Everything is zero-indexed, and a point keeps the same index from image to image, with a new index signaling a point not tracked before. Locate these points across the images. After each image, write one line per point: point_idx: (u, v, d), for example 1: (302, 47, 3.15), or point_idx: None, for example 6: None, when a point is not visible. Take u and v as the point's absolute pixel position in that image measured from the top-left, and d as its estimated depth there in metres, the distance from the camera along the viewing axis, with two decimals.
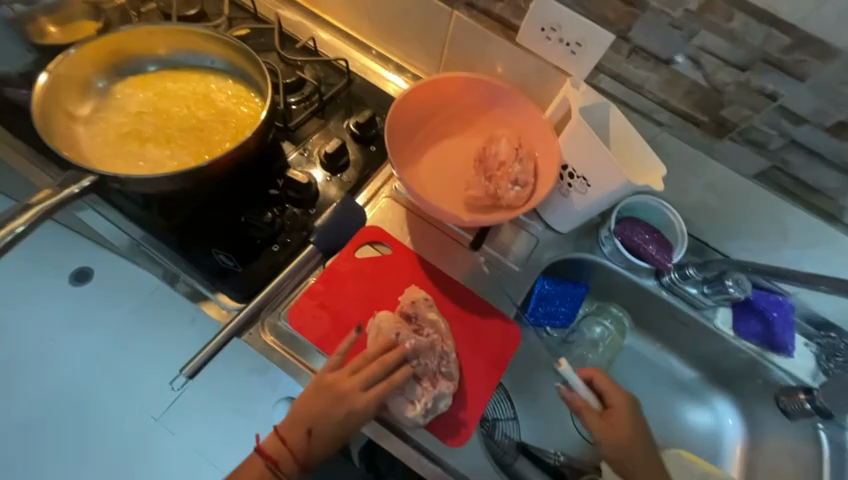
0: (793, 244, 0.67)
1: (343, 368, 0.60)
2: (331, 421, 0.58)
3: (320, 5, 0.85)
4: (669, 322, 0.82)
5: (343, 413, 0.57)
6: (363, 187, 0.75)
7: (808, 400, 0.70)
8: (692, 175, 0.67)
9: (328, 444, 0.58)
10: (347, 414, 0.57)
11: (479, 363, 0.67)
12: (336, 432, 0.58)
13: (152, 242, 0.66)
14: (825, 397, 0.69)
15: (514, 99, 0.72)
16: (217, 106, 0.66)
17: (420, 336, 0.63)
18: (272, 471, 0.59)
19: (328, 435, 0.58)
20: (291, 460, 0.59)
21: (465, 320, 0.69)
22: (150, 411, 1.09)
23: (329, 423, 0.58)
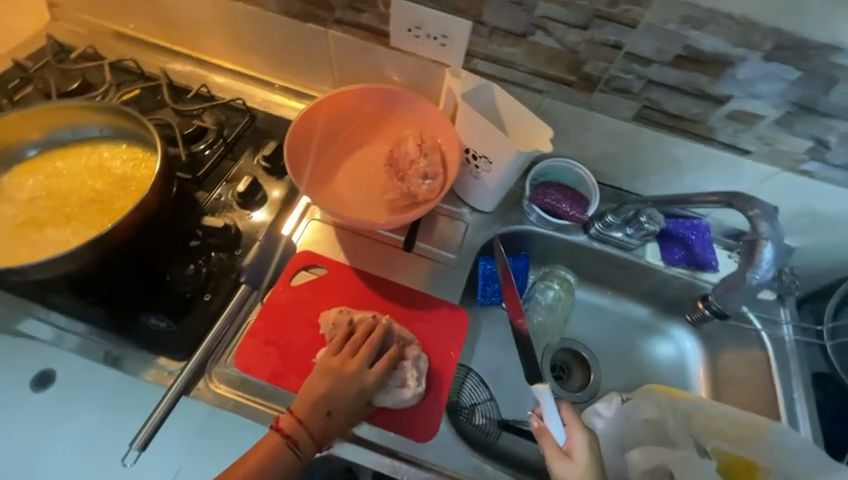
0: (687, 170, 0.72)
1: (339, 351, 0.62)
2: (346, 400, 0.58)
3: (208, 51, 0.87)
4: (610, 268, 0.86)
5: (356, 392, 0.58)
6: (287, 215, 0.76)
7: (705, 308, 0.69)
8: (584, 130, 0.72)
9: (346, 419, 0.58)
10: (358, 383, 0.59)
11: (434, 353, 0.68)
12: (353, 405, 0.58)
13: (78, 323, 0.63)
14: (718, 301, 0.66)
15: (409, 99, 0.76)
16: (114, 173, 0.66)
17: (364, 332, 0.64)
18: (291, 449, 0.56)
19: (346, 411, 0.58)
20: (307, 441, 0.56)
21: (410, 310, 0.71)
22: None
23: (344, 402, 0.58)
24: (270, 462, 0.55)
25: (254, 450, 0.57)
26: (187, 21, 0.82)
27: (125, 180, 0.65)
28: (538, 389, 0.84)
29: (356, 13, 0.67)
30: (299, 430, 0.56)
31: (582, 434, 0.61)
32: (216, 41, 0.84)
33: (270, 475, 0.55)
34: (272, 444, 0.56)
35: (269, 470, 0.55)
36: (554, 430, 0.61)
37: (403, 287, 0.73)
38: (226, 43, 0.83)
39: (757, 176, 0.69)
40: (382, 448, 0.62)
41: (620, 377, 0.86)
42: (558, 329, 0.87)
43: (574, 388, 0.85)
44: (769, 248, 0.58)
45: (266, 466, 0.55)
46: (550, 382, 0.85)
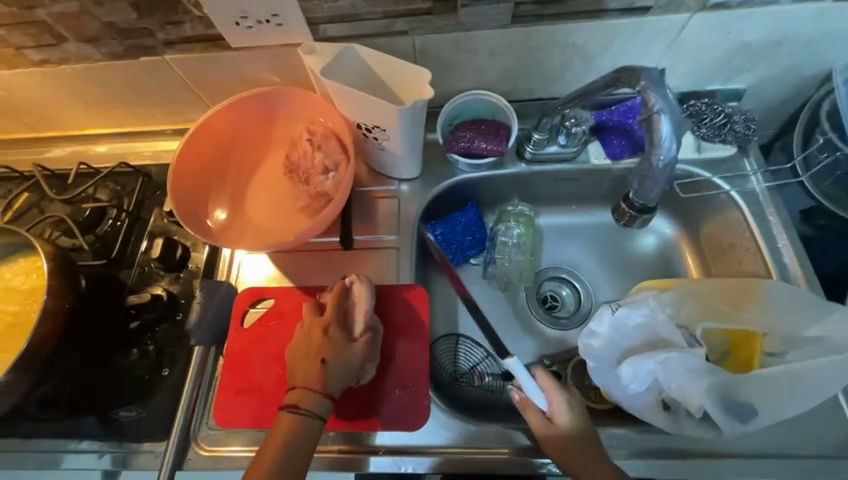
0: (594, 53, 0.65)
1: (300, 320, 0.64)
2: (318, 344, 0.59)
3: (76, 126, 0.81)
4: (561, 185, 0.80)
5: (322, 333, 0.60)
6: (217, 260, 0.73)
7: (629, 208, 0.65)
8: (470, 54, 0.64)
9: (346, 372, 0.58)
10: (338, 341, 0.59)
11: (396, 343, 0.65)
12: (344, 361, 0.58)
13: (51, 444, 0.62)
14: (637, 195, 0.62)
15: (285, 94, 0.70)
16: (22, 289, 0.63)
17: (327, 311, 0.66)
18: (291, 410, 0.55)
19: (327, 350, 0.58)
20: (324, 405, 0.56)
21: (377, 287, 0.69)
22: None
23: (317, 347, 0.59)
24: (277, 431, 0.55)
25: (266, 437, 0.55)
26: (35, 104, 0.76)
27: (35, 293, 0.63)
28: (530, 328, 0.82)
29: (177, 27, 0.60)
30: (302, 395, 0.56)
31: (561, 398, 0.58)
32: (75, 113, 0.78)
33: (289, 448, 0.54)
34: (288, 422, 0.55)
35: (289, 444, 0.54)
36: (534, 398, 0.58)
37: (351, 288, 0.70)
38: (85, 110, 0.78)
39: (669, 31, 0.61)
40: (377, 448, 0.61)
41: (609, 287, 0.83)
42: (531, 266, 0.85)
43: (566, 315, 0.83)
44: (665, 120, 0.56)
45: (288, 444, 0.54)
46: (541, 317, 0.83)
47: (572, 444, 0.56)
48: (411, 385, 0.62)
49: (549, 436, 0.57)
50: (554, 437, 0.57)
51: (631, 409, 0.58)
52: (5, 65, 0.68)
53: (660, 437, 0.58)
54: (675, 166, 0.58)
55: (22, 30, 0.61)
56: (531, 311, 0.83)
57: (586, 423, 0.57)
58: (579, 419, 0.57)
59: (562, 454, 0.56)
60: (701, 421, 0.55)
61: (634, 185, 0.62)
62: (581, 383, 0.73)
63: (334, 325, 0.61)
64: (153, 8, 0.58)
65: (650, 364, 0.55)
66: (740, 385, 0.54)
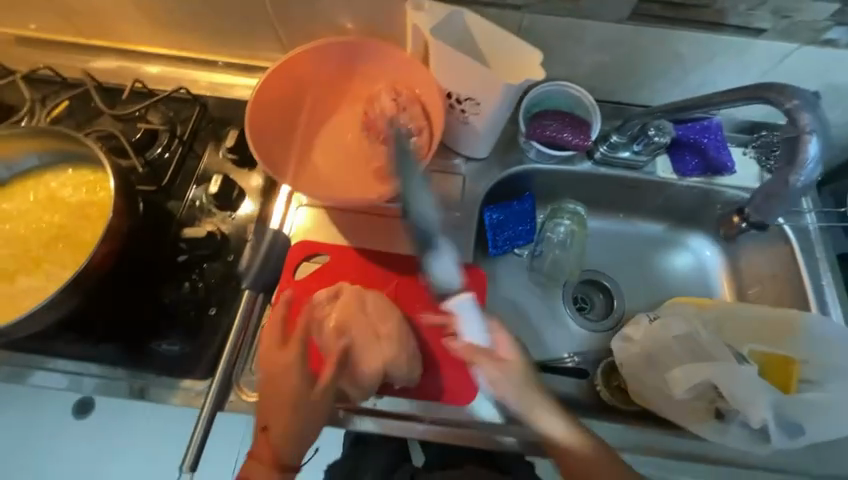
0: (693, 67, 0.65)
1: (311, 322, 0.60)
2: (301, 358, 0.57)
3: (133, 39, 0.76)
4: (620, 191, 0.81)
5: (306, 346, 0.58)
6: (271, 209, 0.69)
7: (742, 222, 0.70)
8: (574, 43, 0.64)
9: (301, 418, 0.56)
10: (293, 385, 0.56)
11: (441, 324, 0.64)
12: (292, 402, 0.56)
13: (86, 367, 0.59)
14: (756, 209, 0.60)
15: (373, 47, 0.67)
16: (70, 202, 0.59)
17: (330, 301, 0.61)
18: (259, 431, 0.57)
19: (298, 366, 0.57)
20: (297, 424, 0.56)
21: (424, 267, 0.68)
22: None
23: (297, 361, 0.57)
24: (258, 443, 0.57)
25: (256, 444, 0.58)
26: (94, 7, 0.70)
27: (85, 208, 0.58)
28: (562, 325, 0.83)
29: None
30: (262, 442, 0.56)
31: (511, 345, 0.60)
32: (137, 25, 0.73)
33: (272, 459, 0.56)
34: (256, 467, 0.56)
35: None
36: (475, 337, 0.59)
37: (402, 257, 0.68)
38: (148, 24, 0.72)
39: (771, 58, 0.62)
40: (417, 420, 0.60)
41: (645, 297, 0.86)
42: (574, 266, 0.85)
43: (598, 318, 0.85)
44: (814, 143, 0.51)
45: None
46: (574, 317, 0.84)
47: (518, 383, 0.57)
48: (453, 365, 0.62)
49: (491, 378, 0.58)
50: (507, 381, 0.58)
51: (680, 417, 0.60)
52: None
53: (693, 444, 0.60)
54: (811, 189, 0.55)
55: None
56: (566, 309, 0.84)
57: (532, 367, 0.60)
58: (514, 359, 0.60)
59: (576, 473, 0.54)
60: (753, 433, 0.58)
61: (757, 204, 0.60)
62: (609, 383, 0.74)
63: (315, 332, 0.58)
64: None
65: (711, 373, 0.58)
66: (787, 405, 0.57)
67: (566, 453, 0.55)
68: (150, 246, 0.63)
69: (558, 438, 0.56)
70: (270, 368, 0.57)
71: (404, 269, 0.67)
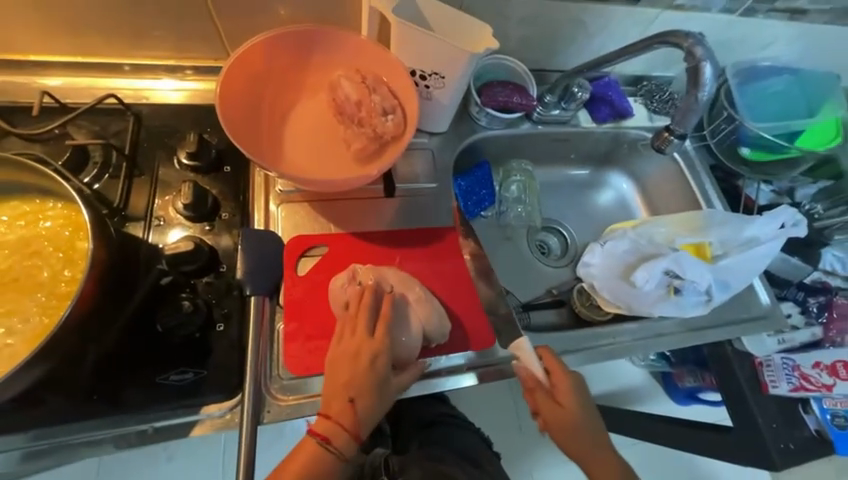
0: (594, 32, 0.81)
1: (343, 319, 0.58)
2: (349, 360, 0.54)
3: (22, 48, 0.64)
4: (554, 145, 0.96)
5: (353, 348, 0.55)
6: (251, 211, 0.67)
7: (671, 135, 0.78)
8: (505, 19, 0.74)
9: (377, 400, 0.54)
10: (375, 366, 0.54)
11: (450, 281, 0.69)
12: (375, 382, 0.54)
13: (78, 424, 0.50)
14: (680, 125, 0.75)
15: (326, 35, 0.68)
16: (4, 241, 0.48)
17: (354, 286, 0.60)
18: (325, 446, 0.52)
19: (351, 370, 0.53)
20: (350, 438, 0.52)
21: (425, 239, 0.72)
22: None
23: (349, 366, 0.54)
24: (311, 467, 0.51)
25: (290, 462, 0.52)
26: None
27: (28, 243, 0.49)
28: (534, 268, 0.96)
29: None
30: (333, 429, 0.52)
31: (573, 397, 0.62)
32: (28, 30, 0.62)
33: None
34: (310, 450, 0.52)
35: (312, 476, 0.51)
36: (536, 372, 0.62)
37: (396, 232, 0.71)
38: (45, 26, 0.62)
39: (644, 20, 0.81)
40: (452, 370, 0.64)
41: (587, 230, 1.03)
42: (533, 215, 0.97)
43: (559, 256, 0.99)
44: (708, 67, 0.66)
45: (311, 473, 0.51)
46: (541, 259, 0.97)
47: (567, 400, 0.62)
48: (470, 315, 0.67)
49: (550, 414, 0.64)
50: (568, 424, 0.62)
51: (647, 308, 0.77)
52: None
53: None
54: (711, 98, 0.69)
55: None
56: (533, 254, 0.97)
57: (583, 389, 0.64)
58: (580, 401, 0.63)
59: (580, 451, 0.64)
60: (699, 298, 0.76)
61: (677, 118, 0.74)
62: (584, 302, 0.88)
63: (362, 327, 0.56)
64: None
65: (664, 263, 0.75)
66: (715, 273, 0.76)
67: (584, 448, 0.64)
68: None
69: (586, 439, 0.63)
70: (351, 353, 0.54)
71: (399, 243, 0.71)
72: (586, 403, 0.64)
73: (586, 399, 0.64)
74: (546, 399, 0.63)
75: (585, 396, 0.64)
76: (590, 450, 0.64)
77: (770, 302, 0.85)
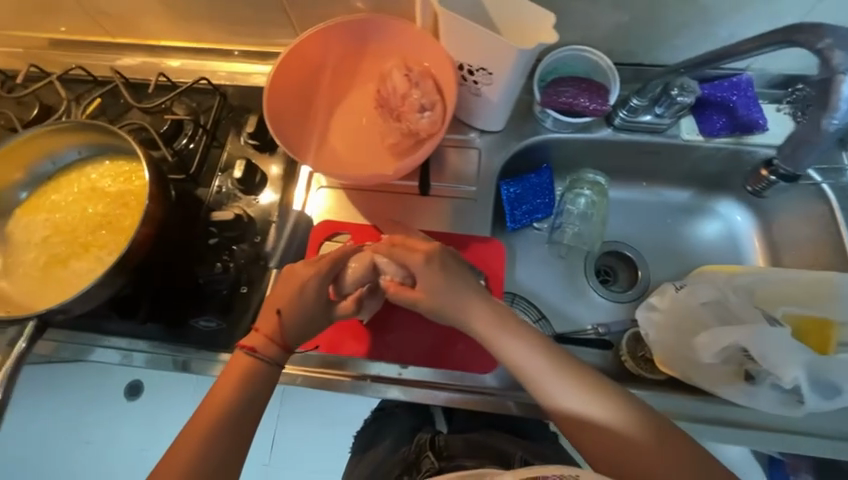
0: (719, 16, 0.62)
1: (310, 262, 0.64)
2: (288, 289, 0.59)
3: (154, 34, 0.80)
4: (642, 158, 0.79)
5: (295, 268, 0.61)
6: (294, 190, 0.72)
7: (770, 174, 0.67)
8: (590, 1, 0.62)
9: (300, 320, 0.58)
10: (306, 292, 0.59)
11: None
12: (302, 302, 0.58)
13: (136, 343, 0.64)
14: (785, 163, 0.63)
15: (384, 22, 0.67)
16: (110, 192, 0.63)
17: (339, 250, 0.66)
18: (250, 354, 0.56)
19: (284, 290, 0.59)
20: (277, 351, 0.58)
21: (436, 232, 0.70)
22: (260, 460, 1.11)
23: (284, 292, 0.59)
24: (243, 379, 0.55)
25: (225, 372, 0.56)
26: (118, 5, 0.74)
27: (124, 196, 0.63)
28: (586, 297, 0.82)
29: None
30: (261, 340, 0.57)
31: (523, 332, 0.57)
32: (157, 19, 0.76)
33: (243, 394, 0.55)
34: (242, 364, 0.56)
35: (242, 383, 0.55)
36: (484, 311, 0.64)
37: (418, 231, 0.69)
38: (167, 17, 0.75)
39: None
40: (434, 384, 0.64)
41: (669, 268, 0.83)
42: (597, 235, 0.83)
43: (622, 289, 0.83)
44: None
45: (243, 383, 0.55)
46: (597, 289, 0.83)
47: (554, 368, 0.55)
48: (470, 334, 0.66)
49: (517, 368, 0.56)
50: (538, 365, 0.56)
51: (707, 382, 0.60)
52: None
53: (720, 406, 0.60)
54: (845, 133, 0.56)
55: None
56: (588, 280, 0.83)
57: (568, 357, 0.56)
58: (436, 287, 0.58)
59: (596, 441, 0.52)
60: (786, 394, 0.57)
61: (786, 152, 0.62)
62: (635, 352, 0.71)
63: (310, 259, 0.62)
64: None
65: (736, 337, 0.57)
66: (823, 363, 0.55)
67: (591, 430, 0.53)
68: (186, 230, 0.67)
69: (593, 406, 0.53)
70: (292, 273, 0.60)
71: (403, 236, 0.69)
72: (457, 297, 0.58)
73: (556, 353, 0.56)
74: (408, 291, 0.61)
75: (460, 277, 0.59)
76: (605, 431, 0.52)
77: None
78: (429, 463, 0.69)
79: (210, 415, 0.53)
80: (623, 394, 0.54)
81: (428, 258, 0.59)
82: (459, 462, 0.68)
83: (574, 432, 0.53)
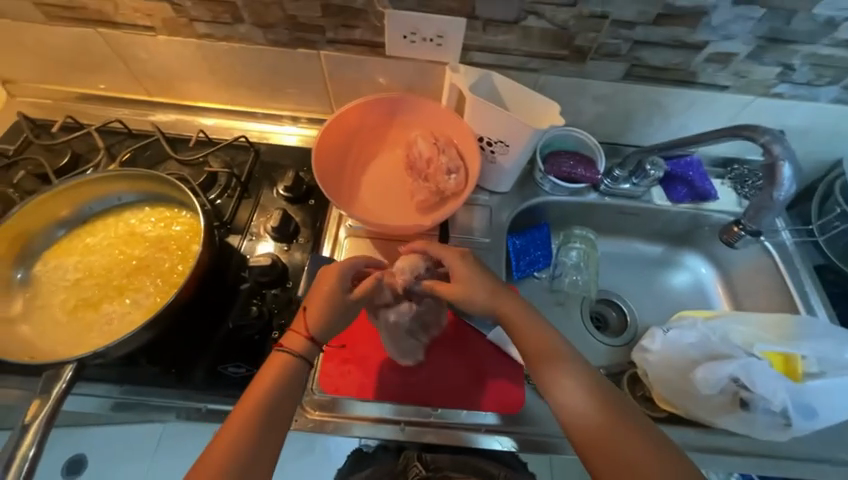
0: (674, 113, 0.81)
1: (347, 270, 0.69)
2: (321, 291, 0.61)
3: (193, 96, 0.87)
4: (622, 217, 0.93)
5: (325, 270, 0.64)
6: (321, 240, 0.77)
7: (741, 230, 0.80)
8: (579, 96, 0.79)
9: (328, 317, 0.59)
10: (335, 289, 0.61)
11: (482, 346, 0.69)
12: (330, 302, 0.60)
13: (155, 391, 0.61)
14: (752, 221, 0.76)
15: (413, 101, 0.79)
16: (148, 237, 0.65)
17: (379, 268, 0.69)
18: (280, 349, 0.57)
19: (315, 292, 0.61)
20: (310, 349, 0.58)
21: None
22: None
23: (318, 294, 0.61)
24: (274, 388, 0.54)
25: (256, 380, 0.55)
26: (167, 71, 0.82)
27: (162, 241, 0.64)
28: (584, 341, 0.89)
29: (349, 30, 0.70)
30: (296, 338, 0.58)
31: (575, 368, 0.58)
32: (201, 85, 0.84)
33: (273, 402, 0.53)
34: (281, 359, 0.57)
35: (275, 392, 0.54)
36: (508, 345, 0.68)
37: None
38: (212, 84, 0.84)
39: (735, 106, 0.78)
40: (464, 427, 0.64)
41: (653, 313, 0.94)
42: (592, 282, 0.93)
43: (615, 334, 0.91)
44: (787, 167, 0.64)
45: (275, 382, 0.55)
46: (593, 333, 0.90)
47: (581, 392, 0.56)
48: (493, 376, 0.67)
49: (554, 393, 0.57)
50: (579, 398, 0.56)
51: (708, 413, 0.67)
52: (165, 31, 0.73)
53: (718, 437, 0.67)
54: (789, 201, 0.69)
55: (207, 5, 0.68)
56: (585, 325, 0.90)
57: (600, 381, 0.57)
58: (473, 275, 0.65)
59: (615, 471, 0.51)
60: (775, 418, 0.64)
61: (750, 214, 0.74)
62: (635, 393, 0.75)
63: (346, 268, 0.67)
64: (336, 12, 0.68)
65: (729, 367, 0.66)
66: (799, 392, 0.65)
67: (612, 458, 0.52)
68: (219, 276, 0.69)
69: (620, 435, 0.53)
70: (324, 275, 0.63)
71: None
72: (494, 291, 0.64)
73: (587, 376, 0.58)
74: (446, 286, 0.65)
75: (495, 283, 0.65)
76: (627, 461, 0.51)
77: None
78: (415, 472, 0.57)
79: (242, 413, 0.52)
80: (654, 434, 0.53)
81: (464, 256, 0.67)
82: (448, 474, 0.58)
83: (596, 463, 0.53)
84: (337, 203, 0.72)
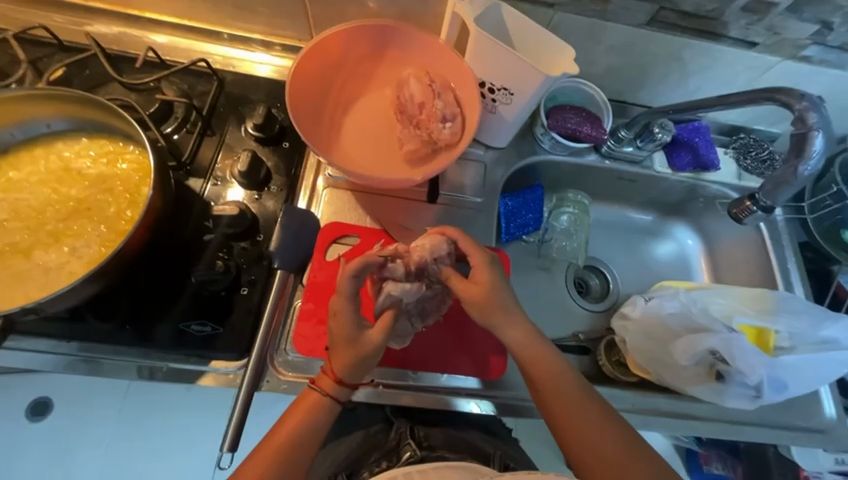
0: (692, 72, 0.74)
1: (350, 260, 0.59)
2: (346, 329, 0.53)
3: (139, 4, 0.72)
4: (619, 183, 0.89)
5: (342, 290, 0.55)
6: (297, 190, 0.69)
7: (753, 204, 0.69)
8: (594, 43, 0.70)
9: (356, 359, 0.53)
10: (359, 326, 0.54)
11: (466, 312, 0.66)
12: (351, 339, 0.53)
13: (108, 348, 0.56)
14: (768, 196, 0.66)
15: (407, 32, 0.68)
16: (88, 175, 0.55)
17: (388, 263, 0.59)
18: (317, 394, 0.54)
19: (341, 329, 0.54)
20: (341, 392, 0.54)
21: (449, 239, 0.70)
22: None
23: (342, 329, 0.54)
24: (304, 422, 0.52)
25: (286, 417, 0.53)
26: None
27: (105, 180, 0.55)
28: (566, 307, 0.88)
29: None
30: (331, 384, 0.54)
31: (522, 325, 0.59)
32: None
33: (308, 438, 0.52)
34: (311, 400, 0.53)
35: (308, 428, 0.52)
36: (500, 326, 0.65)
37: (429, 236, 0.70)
38: None
39: (756, 68, 0.72)
40: (444, 390, 0.63)
41: (636, 281, 0.93)
42: (582, 246, 0.90)
43: (596, 300, 0.91)
44: (820, 139, 0.59)
45: (307, 425, 0.52)
46: (575, 299, 0.89)
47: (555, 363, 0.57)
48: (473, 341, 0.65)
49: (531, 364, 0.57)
50: (524, 359, 0.58)
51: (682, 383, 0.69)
52: None
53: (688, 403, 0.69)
54: (812, 178, 0.62)
55: None
56: (569, 292, 0.89)
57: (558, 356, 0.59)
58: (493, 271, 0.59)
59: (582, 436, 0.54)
60: (747, 390, 0.67)
61: (766, 188, 0.66)
62: (610, 358, 0.75)
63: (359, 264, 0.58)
64: None
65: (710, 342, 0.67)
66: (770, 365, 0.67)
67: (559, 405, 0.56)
68: (178, 225, 0.61)
69: (563, 395, 0.56)
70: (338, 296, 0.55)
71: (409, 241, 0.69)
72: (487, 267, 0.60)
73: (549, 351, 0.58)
74: (462, 280, 0.59)
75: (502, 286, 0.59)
76: (569, 408, 0.55)
77: (835, 417, 0.73)
78: (409, 452, 0.56)
79: (274, 454, 0.51)
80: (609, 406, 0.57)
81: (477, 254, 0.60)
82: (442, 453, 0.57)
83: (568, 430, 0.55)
84: (315, 148, 0.63)
